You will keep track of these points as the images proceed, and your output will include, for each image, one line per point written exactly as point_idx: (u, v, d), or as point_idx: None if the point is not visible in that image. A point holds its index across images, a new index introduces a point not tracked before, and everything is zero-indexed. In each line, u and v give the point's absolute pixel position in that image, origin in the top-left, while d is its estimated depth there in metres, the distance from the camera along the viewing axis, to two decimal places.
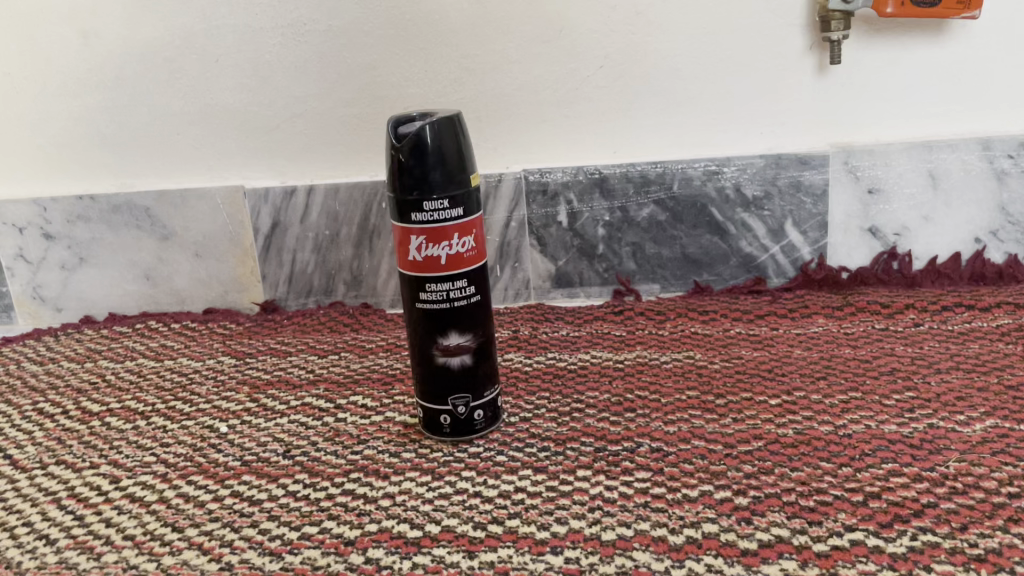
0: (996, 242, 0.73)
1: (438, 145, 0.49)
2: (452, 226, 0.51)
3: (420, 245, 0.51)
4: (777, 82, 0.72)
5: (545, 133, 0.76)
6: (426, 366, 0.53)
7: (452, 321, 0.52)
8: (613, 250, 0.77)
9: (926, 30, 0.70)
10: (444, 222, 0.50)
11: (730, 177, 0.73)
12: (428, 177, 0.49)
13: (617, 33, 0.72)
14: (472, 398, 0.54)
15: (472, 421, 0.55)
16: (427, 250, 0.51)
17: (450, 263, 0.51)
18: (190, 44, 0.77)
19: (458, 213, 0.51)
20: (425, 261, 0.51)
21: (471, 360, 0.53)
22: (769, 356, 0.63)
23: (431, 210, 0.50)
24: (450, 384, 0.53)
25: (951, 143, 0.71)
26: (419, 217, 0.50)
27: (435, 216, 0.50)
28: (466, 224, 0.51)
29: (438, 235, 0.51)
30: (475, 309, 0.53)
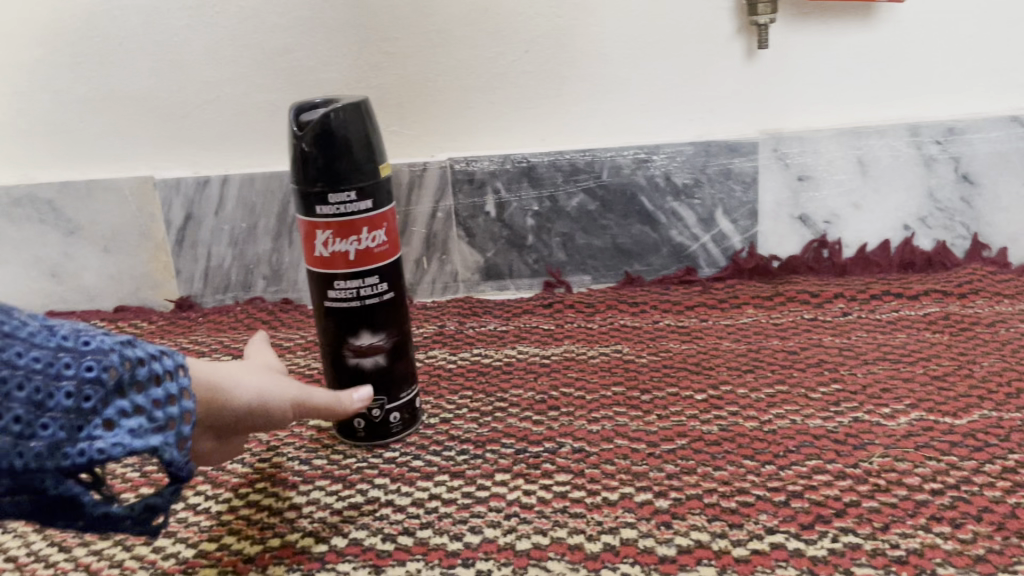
0: (925, 228, 0.72)
1: (342, 132, 0.46)
2: (361, 219, 0.48)
3: (326, 240, 0.48)
4: (705, 67, 0.70)
5: (470, 121, 0.73)
6: (336, 367, 0.51)
7: (363, 320, 0.49)
8: (543, 241, 0.75)
9: (854, 14, 0.68)
10: (352, 215, 0.48)
11: (659, 165, 0.72)
12: (335, 166, 0.46)
13: (542, 16, 0.69)
14: (387, 400, 0.52)
15: (388, 424, 0.52)
16: (334, 246, 0.48)
17: (359, 259, 0.48)
18: (93, 26, 0.72)
19: (367, 206, 0.48)
20: (332, 257, 0.48)
21: (385, 360, 0.50)
22: (698, 349, 0.61)
23: (338, 203, 0.47)
24: (363, 386, 0.51)
25: (879, 129, 0.70)
26: (324, 211, 0.47)
27: (342, 208, 0.47)
28: (375, 218, 0.48)
29: (346, 230, 0.48)
30: (388, 307, 0.50)
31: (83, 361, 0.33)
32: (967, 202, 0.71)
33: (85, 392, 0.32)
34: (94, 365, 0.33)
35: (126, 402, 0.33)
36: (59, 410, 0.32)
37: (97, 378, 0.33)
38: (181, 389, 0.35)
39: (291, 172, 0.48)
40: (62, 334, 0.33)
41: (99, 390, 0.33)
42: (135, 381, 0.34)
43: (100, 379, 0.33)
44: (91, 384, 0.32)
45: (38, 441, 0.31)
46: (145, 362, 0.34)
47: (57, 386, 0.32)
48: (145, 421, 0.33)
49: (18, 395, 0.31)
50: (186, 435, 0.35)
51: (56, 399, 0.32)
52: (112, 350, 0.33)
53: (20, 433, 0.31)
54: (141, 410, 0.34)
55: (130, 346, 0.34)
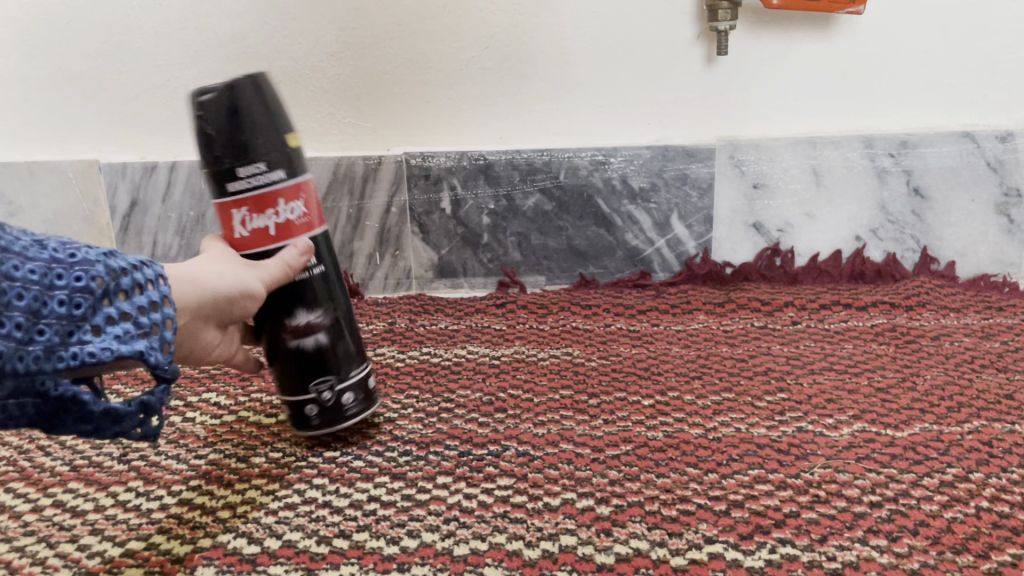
0: (875, 240, 0.73)
1: (253, 100, 0.43)
2: (275, 192, 0.45)
3: (243, 218, 0.44)
4: (664, 71, 0.70)
5: (427, 115, 0.72)
6: (278, 356, 0.47)
7: (297, 297, 0.47)
8: (498, 240, 0.75)
9: (813, 24, 0.68)
10: (266, 188, 0.44)
11: (616, 167, 0.71)
12: (245, 137, 0.43)
13: (503, 12, 0.69)
14: (338, 381, 0.48)
15: (342, 406, 0.49)
16: (252, 222, 0.44)
17: (280, 233, 0.45)
18: (39, 3, 0.70)
19: (280, 176, 0.45)
20: (252, 235, 0.45)
21: (327, 339, 0.47)
22: (648, 353, 0.61)
23: (248, 176, 0.44)
24: (308, 369, 0.47)
25: (834, 139, 0.70)
26: (235, 187, 0.44)
27: (254, 181, 0.44)
28: (292, 189, 0.45)
29: (261, 205, 0.44)
30: (321, 282, 0.48)
31: (73, 270, 0.33)
32: (917, 215, 0.71)
33: (79, 300, 0.33)
34: (83, 276, 0.33)
35: (113, 309, 0.34)
36: (55, 318, 0.32)
37: (87, 287, 0.33)
38: (162, 297, 0.36)
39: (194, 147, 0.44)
40: (50, 247, 0.33)
41: (91, 298, 0.33)
42: (121, 290, 0.34)
43: (91, 288, 0.33)
44: (83, 293, 0.33)
45: (35, 346, 0.32)
46: (128, 272, 0.35)
47: (50, 296, 0.32)
48: (133, 329, 0.34)
49: (15, 305, 0.31)
50: (170, 340, 0.36)
51: (52, 307, 0.32)
52: (98, 262, 0.34)
53: (20, 339, 0.31)
54: (128, 317, 0.34)
55: (113, 259, 0.35)
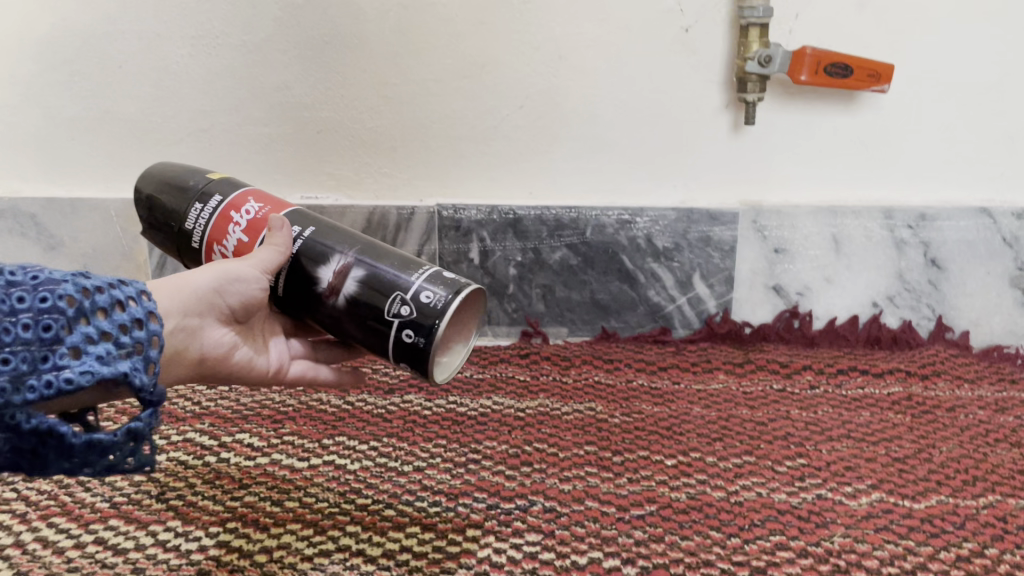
0: (892, 307, 0.74)
1: (160, 188, 0.52)
2: (221, 214, 0.49)
3: (222, 251, 0.49)
4: (692, 137, 0.72)
5: (460, 168, 0.75)
6: (347, 317, 0.46)
7: (312, 263, 0.48)
8: (523, 291, 0.77)
9: (838, 99, 0.70)
10: (211, 217, 0.49)
11: (641, 227, 0.74)
12: (176, 202, 0.51)
13: (538, 74, 0.71)
14: (400, 291, 0.45)
15: (427, 307, 0.44)
16: (226, 245, 0.49)
17: (248, 231, 0.48)
18: (92, 46, 0.73)
19: (214, 201, 0.50)
20: (236, 251, 0.48)
21: (360, 270, 0.46)
22: (669, 412, 0.63)
23: (196, 222, 0.50)
24: (370, 304, 0.45)
25: (855, 209, 0.72)
26: (197, 238, 0.50)
27: (199, 222, 0.49)
28: (234, 201, 0.50)
29: (221, 228, 0.49)
30: (328, 238, 0.48)
31: (39, 292, 0.36)
32: (934, 285, 0.73)
33: (46, 322, 0.36)
34: (49, 296, 0.37)
35: (90, 328, 0.37)
36: (21, 342, 0.35)
37: (55, 308, 0.36)
38: (148, 313, 0.40)
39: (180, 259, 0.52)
40: (10, 272, 0.37)
41: (61, 318, 0.36)
42: (98, 309, 0.38)
43: (61, 309, 0.37)
44: (50, 313, 0.36)
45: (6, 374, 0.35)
46: (104, 291, 0.39)
47: (16, 321, 0.36)
48: (112, 345, 0.38)
49: None
50: (154, 359, 0.39)
51: (19, 331, 0.35)
52: (66, 281, 0.37)
53: None
54: (107, 335, 0.38)
55: (84, 279, 0.38)
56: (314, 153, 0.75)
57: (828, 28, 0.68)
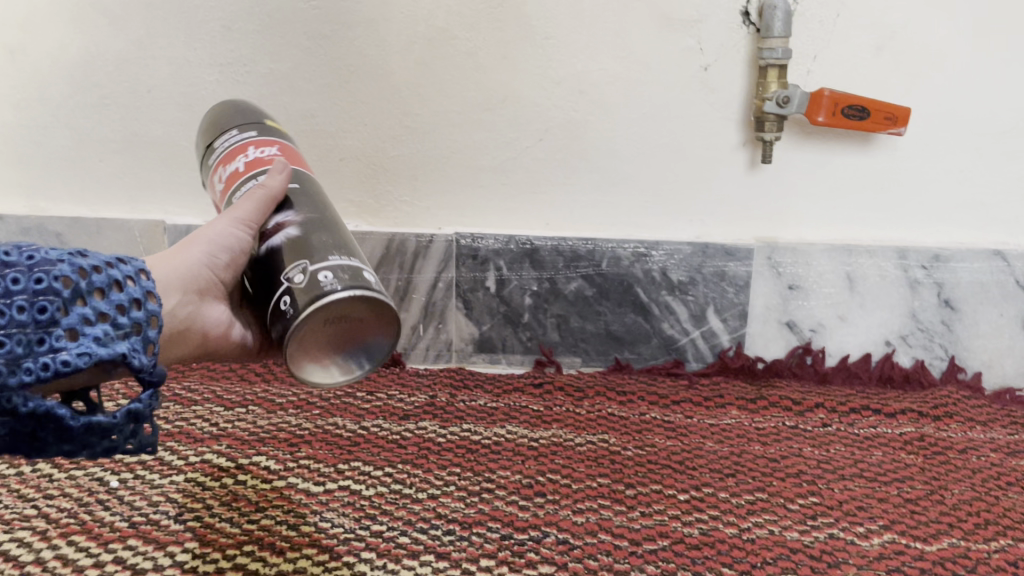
0: (905, 346, 0.75)
1: (221, 115, 0.58)
2: (244, 146, 0.53)
3: (222, 173, 0.52)
4: (710, 173, 0.73)
5: (479, 198, 0.76)
6: (262, 266, 0.47)
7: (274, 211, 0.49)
8: (538, 320, 0.77)
9: (855, 140, 0.71)
10: (238, 144, 0.53)
11: (657, 260, 0.74)
12: (222, 128, 0.56)
13: (559, 108, 0.72)
14: (309, 262, 0.44)
15: (317, 286, 0.43)
16: (227, 169, 0.52)
17: (248, 166, 0.51)
18: (122, 71, 0.74)
19: (252, 136, 0.54)
20: (228, 176, 0.51)
21: (296, 232, 0.47)
22: (681, 446, 0.63)
23: (226, 143, 0.54)
24: (279, 262, 0.45)
25: (870, 249, 0.73)
26: (217, 156, 0.54)
27: (227, 145, 0.54)
28: (261, 143, 0.53)
29: (231, 156, 0.52)
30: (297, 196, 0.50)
31: (34, 273, 0.37)
32: (947, 326, 0.74)
33: (42, 304, 0.37)
34: (45, 277, 0.37)
35: (87, 309, 0.38)
36: (16, 325, 0.36)
37: (51, 288, 0.37)
38: (145, 293, 0.41)
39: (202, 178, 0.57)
40: (5, 253, 0.38)
41: (56, 300, 0.37)
42: (95, 289, 0.39)
43: (56, 290, 0.37)
44: (46, 295, 0.37)
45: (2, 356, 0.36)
46: (100, 271, 0.39)
47: (11, 302, 0.36)
48: (110, 327, 0.39)
49: None
50: (152, 339, 0.40)
51: (14, 314, 0.36)
52: (62, 262, 0.38)
53: None
54: (105, 316, 0.39)
55: (80, 259, 0.39)
56: (336, 179, 0.76)
57: (846, 70, 0.70)
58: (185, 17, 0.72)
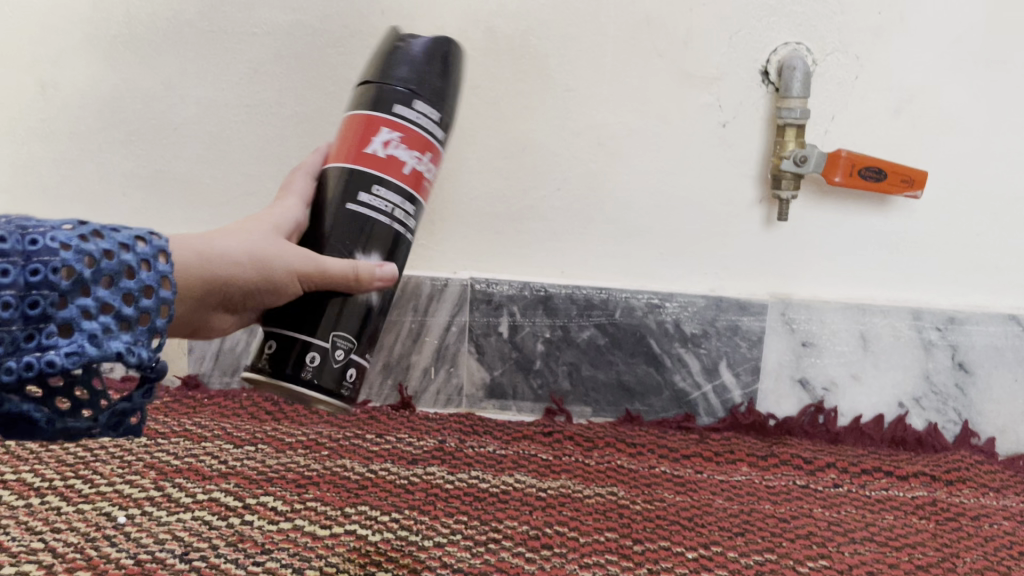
0: (918, 408, 0.74)
1: (439, 63, 0.59)
2: (428, 141, 0.59)
3: (392, 142, 0.58)
4: (725, 228, 0.74)
5: (496, 246, 0.76)
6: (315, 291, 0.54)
7: (384, 230, 0.58)
8: (550, 367, 0.77)
9: (870, 201, 0.72)
10: (426, 130, 0.59)
11: (671, 312, 0.74)
12: (434, 82, 0.59)
13: (578, 159, 0.73)
14: (354, 351, 0.58)
15: (340, 373, 0.57)
16: (395, 150, 0.58)
17: (410, 174, 0.59)
18: (150, 109, 0.76)
19: (435, 130, 0.59)
20: (389, 160, 0.58)
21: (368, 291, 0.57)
22: (691, 502, 0.63)
23: (420, 108, 0.58)
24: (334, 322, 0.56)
25: (883, 308, 0.73)
26: (403, 109, 0.58)
27: (421, 115, 0.58)
28: (430, 146, 0.59)
29: (413, 143, 0.58)
30: (399, 239, 0.59)
31: (30, 264, 0.38)
32: (960, 389, 0.73)
33: (35, 298, 0.38)
34: (44, 270, 0.38)
35: (88, 302, 0.39)
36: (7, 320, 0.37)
37: (49, 283, 0.38)
38: (157, 282, 0.42)
39: (374, 74, 0.59)
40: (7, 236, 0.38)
41: (52, 294, 0.38)
42: (98, 281, 0.40)
43: (53, 283, 0.38)
44: (41, 289, 0.38)
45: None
46: (106, 261, 0.40)
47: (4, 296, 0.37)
48: (111, 320, 0.40)
49: None
50: (157, 328, 0.42)
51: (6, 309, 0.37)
52: (64, 252, 0.39)
53: None
54: (107, 307, 0.40)
55: (86, 245, 0.40)
56: None
57: (864, 132, 0.70)
58: (215, 59, 0.74)
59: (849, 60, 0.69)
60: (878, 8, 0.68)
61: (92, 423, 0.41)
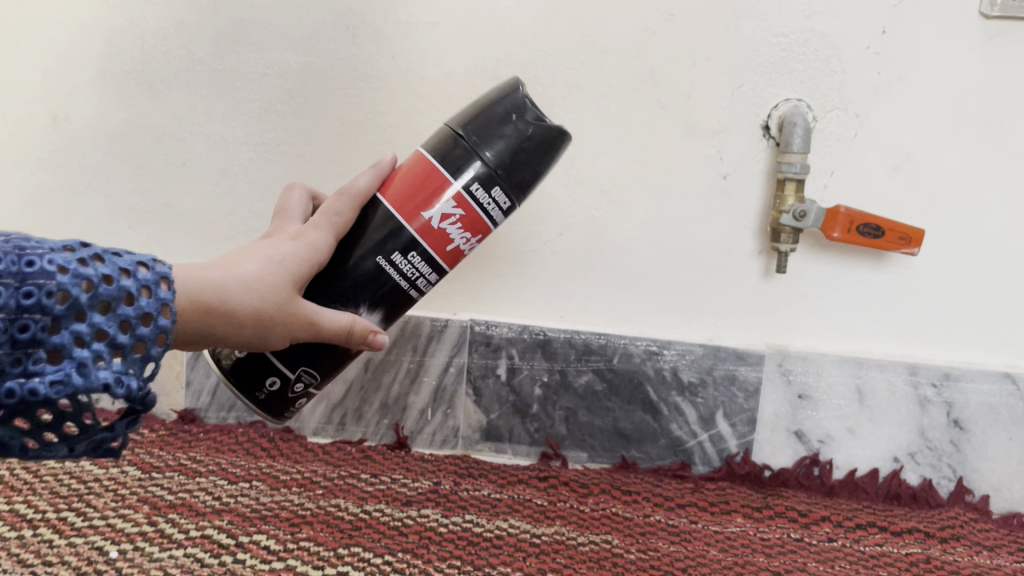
0: (913, 464, 0.74)
1: (533, 156, 0.56)
2: (486, 225, 0.57)
3: (452, 221, 0.56)
4: (723, 278, 0.75)
5: (497, 288, 0.77)
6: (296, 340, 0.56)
7: (400, 292, 0.58)
8: (547, 412, 0.78)
9: (868, 256, 0.72)
10: (489, 216, 0.57)
11: (668, 360, 0.75)
12: (517, 169, 0.56)
13: (580, 205, 0.74)
14: (315, 382, 0.59)
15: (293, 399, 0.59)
16: (450, 229, 0.56)
17: (449, 254, 0.58)
18: (160, 143, 0.77)
19: (500, 215, 0.57)
20: (438, 235, 0.56)
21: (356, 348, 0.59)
22: (685, 553, 0.62)
23: (492, 195, 0.56)
24: (303, 360, 0.57)
25: (880, 363, 0.73)
26: (477, 191, 0.55)
27: (491, 201, 0.56)
28: (480, 231, 0.57)
29: (467, 226, 0.57)
30: (412, 301, 0.59)
31: (24, 287, 0.38)
32: (956, 446, 0.73)
33: (25, 323, 0.39)
34: (37, 295, 0.39)
35: (82, 329, 0.40)
36: None
37: (41, 309, 0.39)
38: (156, 311, 0.43)
39: (467, 130, 0.56)
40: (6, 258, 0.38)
41: (44, 319, 0.39)
42: (94, 308, 0.41)
43: (46, 309, 0.39)
44: (33, 314, 0.39)
45: None
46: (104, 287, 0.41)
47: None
48: (104, 346, 0.41)
49: None
50: (151, 354, 0.43)
51: None
52: (60, 277, 0.39)
53: None
54: (101, 334, 0.41)
55: (85, 270, 0.40)
56: None
57: (861, 188, 0.71)
58: (226, 97, 0.75)
59: (849, 117, 0.70)
60: (878, 68, 0.69)
61: (66, 451, 0.43)
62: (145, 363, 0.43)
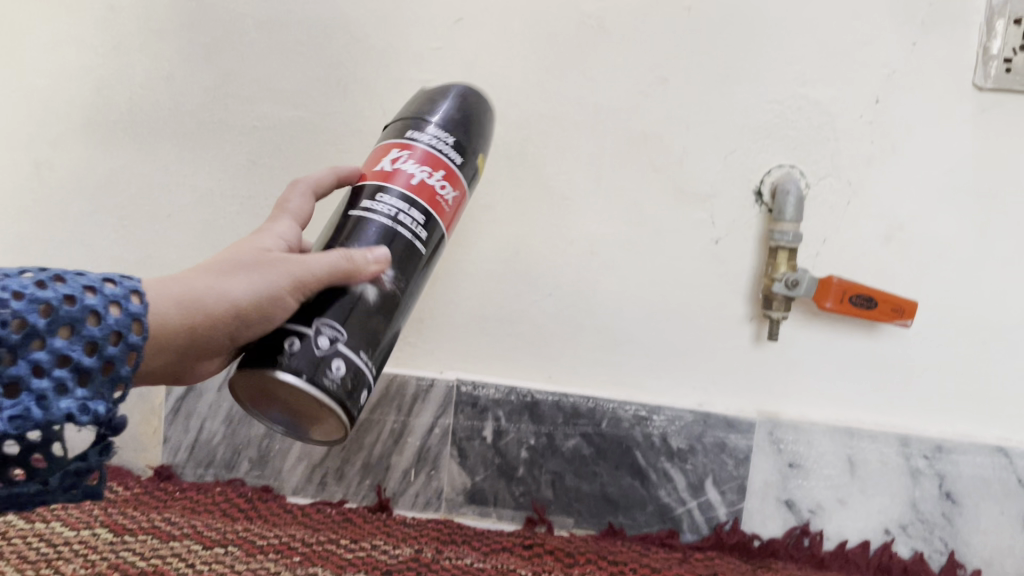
0: (905, 536, 0.73)
1: (461, 108, 0.58)
2: (443, 162, 0.54)
3: (400, 156, 0.54)
4: (714, 343, 0.74)
5: (484, 348, 0.76)
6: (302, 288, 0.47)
7: (384, 234, 0.51)
8: (533, 475, 0.76)
9: (860, 324, 0.72)
10: (439, 153, 0.54)
11: (657, 425, 0.74)
12: (449, 116, 0.57)
13: (570, 267, 0.73)
14: (343, 340, 0.47)
15: (322, 366, 0.46)
16: (402, 163, 0.53)
17: (417, 185, 0.53)
18: (144, 195, 0.76)
19: (453, 156, 0.55)
20: (394, 171, 0.53)
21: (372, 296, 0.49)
22: None
23: (433, 133, 0.55)
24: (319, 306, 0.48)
25: (872, 433, 0.72)
26: (415, 135, 0.55)
27: (432, 139, 0.55)
28: (440, 162, 0.54)
29: (422, 156, 0.54)
30: (409, 252, 0.52)
31: None
32: (948, 518, 0.72)
33: None
34: None
35: (41, 357, 0.38)
36: None
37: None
38: (123, 330, 0.40)
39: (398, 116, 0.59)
40: None
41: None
42: (55, 333, 0.38)
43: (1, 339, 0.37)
44: None
45: None
46: (65, 309, 0.39)
47: None
48: (67, 373, 0.38)
49: None
50: (122, 377, 0.41)
51: None
52: (14, 304, 0.37)
53: None
54: (63, 360, 0.38)
55: (44, 294, 0.38)
56: None
57: (854, 256, 0.71)
58: (214, 150, 0.74)
59: (842, 184, 0.70)
60: (871, 136, 0.69)
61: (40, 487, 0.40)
62: (116, 386, 0.41)
